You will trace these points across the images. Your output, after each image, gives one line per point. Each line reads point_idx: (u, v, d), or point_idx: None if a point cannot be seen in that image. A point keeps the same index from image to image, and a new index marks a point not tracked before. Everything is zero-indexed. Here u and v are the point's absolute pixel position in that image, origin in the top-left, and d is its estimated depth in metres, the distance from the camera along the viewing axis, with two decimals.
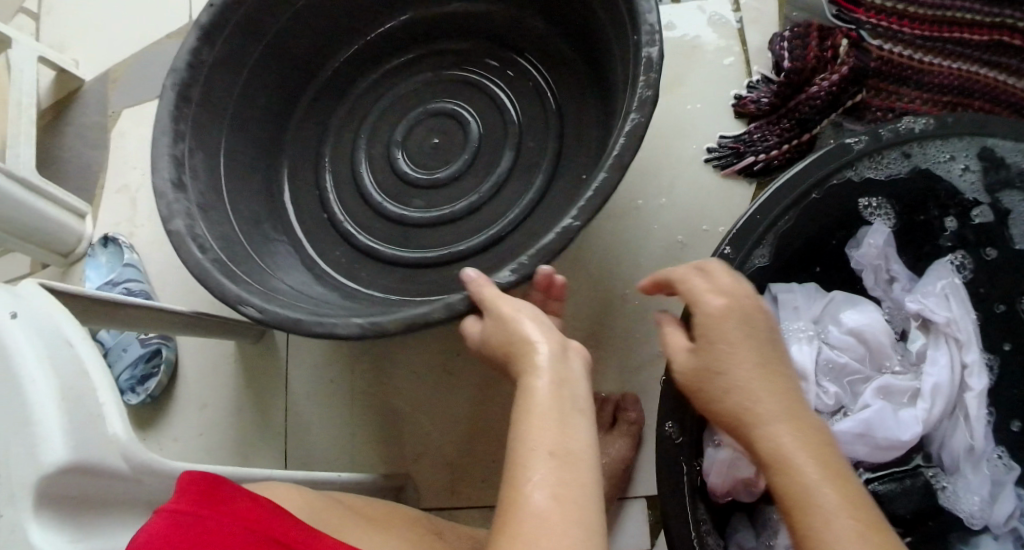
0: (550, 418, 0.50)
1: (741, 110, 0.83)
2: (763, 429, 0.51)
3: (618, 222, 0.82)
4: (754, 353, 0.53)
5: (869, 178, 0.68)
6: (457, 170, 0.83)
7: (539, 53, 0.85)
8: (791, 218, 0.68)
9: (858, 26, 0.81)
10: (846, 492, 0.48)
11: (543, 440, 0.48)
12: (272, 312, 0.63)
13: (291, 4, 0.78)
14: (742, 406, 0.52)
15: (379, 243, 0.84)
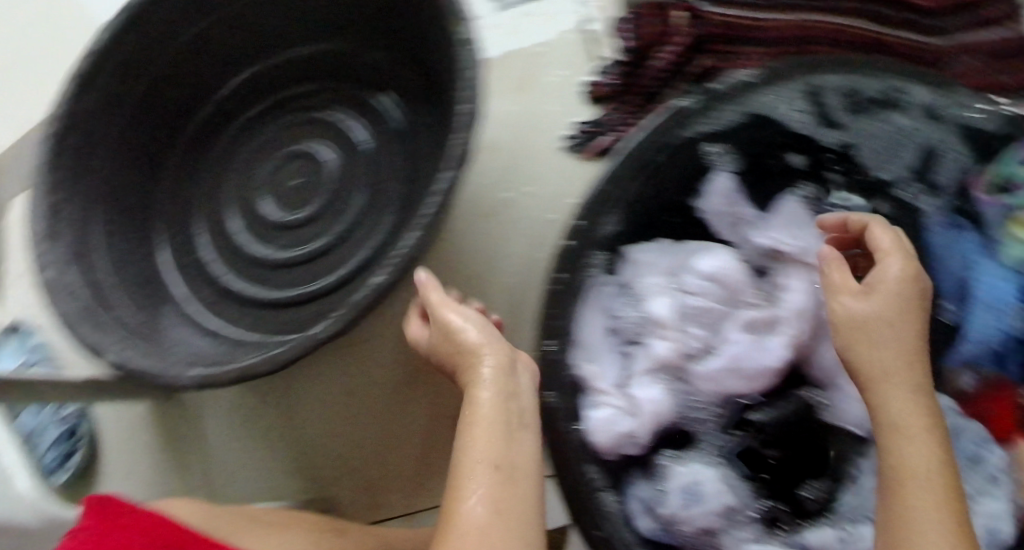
0: (493, 433, 0.57)
1: (592, 95, 0.83)
2: (896, 403, 0.62)
3: (491, 221, 0.83)
4: (910, 329, 0.64)
5: (710, 132, 0.72)
6: (314, 210, 0.87)
7: (383, 84, 0.89)
8: (640, 182, 0.71)
9: None
10: (948, 497, 0.58)
11: (485, 456, 0.55)
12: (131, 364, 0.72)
13: (142, 76, 0.82)
14: (884, 374, 0.62)
15: (255, 286, 0.87)
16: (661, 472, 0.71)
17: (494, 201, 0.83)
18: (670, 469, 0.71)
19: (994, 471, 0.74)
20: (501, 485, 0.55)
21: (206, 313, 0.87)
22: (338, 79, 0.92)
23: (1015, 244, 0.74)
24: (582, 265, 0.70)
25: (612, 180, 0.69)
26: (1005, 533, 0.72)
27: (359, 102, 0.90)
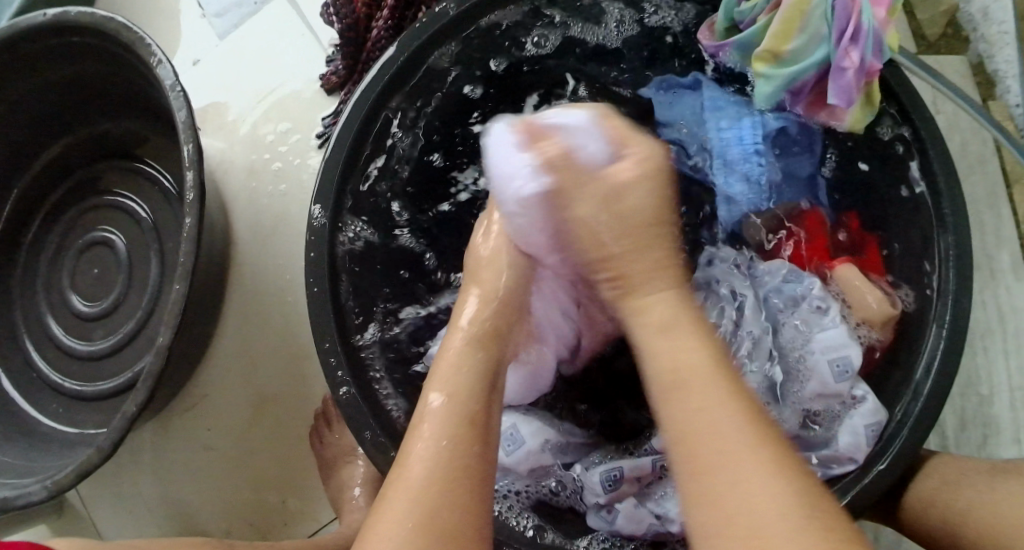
0: (459, 428, 0.54)
1: (328, 86, 0.87)
2: (682, 420, 0.51)
3: (278, 239, 0.86)
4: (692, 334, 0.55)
5: (423, 84, 0.71)
6: (119, 292, 0.88)
7: (148, 149, 0.91)
8: (371, 159, 0.69)
9: None
10: (776, 457, 0.48)
11: (433, 446, 0.53)
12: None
13: None
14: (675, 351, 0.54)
15: (83, 383, 0.88)
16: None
17: (274, 218, 0.87)
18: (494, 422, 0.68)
19: (815, 301, 0.67)
20: (458, 476, 0.52)
21: (50, 422, 0.87)
22: (111, 159, 0.93)
23: (760, 82, 0.69)
24: (339, 251, 0.67)
25: (333, 160, 0.66)
26: (852, 361, 0.63)
27: (131, 177, 0.92)
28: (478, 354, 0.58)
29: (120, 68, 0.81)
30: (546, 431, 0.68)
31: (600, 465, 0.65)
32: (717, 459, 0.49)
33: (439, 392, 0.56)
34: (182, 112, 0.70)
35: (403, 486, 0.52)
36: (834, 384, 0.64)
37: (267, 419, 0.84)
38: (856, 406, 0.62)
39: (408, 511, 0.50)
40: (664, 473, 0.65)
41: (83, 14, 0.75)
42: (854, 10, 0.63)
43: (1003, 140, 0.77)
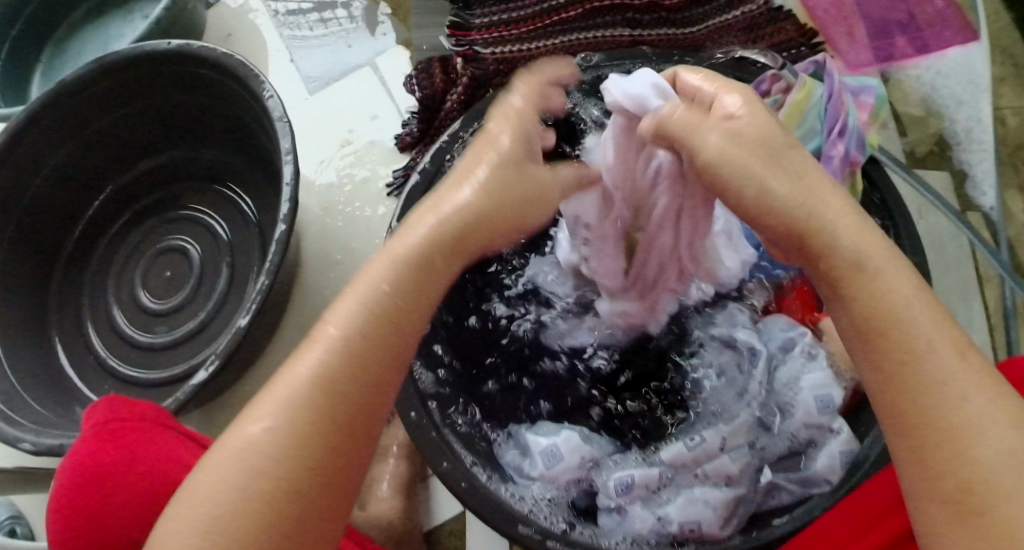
0: (263, 452, 0.52)
1: (401, 145, 0.99)
2: (919, 388, 0.50)
3: (340, 264, 0.97)
4: (908, 288, 0.52)
5: None
6: (188, 294, 0.98)
7: (230, 175, 1.02)
8: None
9: (472, 44, 0.97)
10: (1002, 420, 0.48)
11: (227, 473, 0.51)
12: (42, 442, 0.79)
13: (23, 195, 0.92)
14: (887, 314, 0.51)
15: (137, 371, 0.96)
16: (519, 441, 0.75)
17: (338, 246, 0.97)
18: (531, 440, 0.74)
19: (806, 348, 0.77)
20: (332, 438, 0.53)
21: (99, 400, 0.95)
22: (196, 180, 1.04)
23: None
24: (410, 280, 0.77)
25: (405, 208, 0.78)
26: (834, 398, 0.73)
27: (213, 198, 1.03)
28: (316, 412, 0.53)
29: (225, 102, 0.93)
30: (583, 447, 0.74)
31: (617, 471, 0.73)
32: (956, 416, 0.49)
33: (334, 337, 0.55)
34: (285, 140, 0.82)
35: (194, 497, 0.51)
36: (817, 417, 0.73)
37: None
38: (833, 437, 0.72)
39: (199, 513, 0.50)
40: (667, 481, 0.73)
41: (206, 49, 0.87)
42: (842, 112, 0.79)
43: (975, 243, 0.90)
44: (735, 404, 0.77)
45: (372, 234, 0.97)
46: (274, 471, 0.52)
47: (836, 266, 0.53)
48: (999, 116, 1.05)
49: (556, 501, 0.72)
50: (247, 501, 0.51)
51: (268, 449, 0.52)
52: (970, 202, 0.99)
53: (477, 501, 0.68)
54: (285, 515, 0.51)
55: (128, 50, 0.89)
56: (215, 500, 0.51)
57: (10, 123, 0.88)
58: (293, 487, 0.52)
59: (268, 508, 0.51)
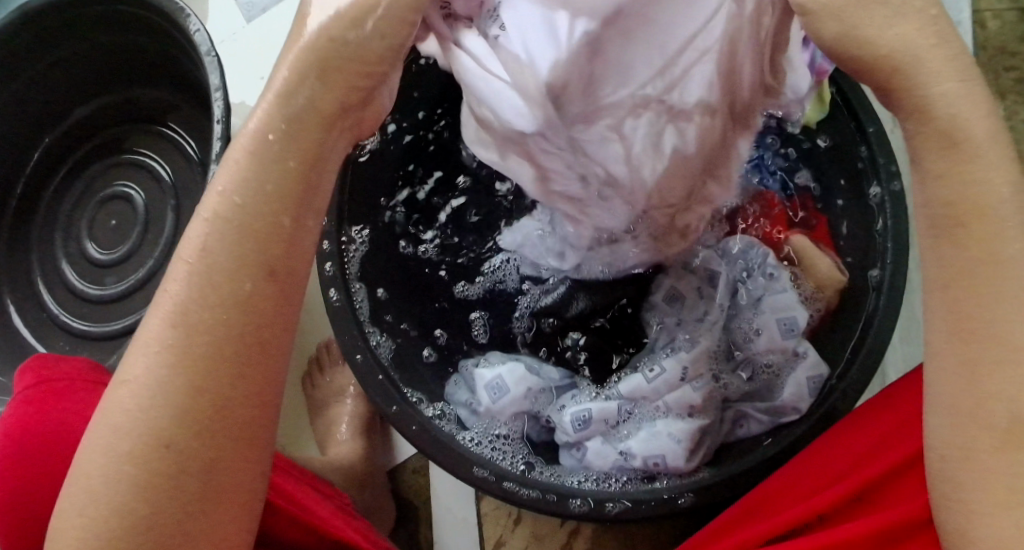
0: (138, 407, 0.46)
1: None
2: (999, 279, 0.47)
3: None
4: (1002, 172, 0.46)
5: None
6: (135, 243, 0.94)
7: (172, 114, 0.98)
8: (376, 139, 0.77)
9: None
10: None
11: (106, 438, 0.46)
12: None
13: None
14: (969, 195, 0.46)
15: (89, 324, 0.94)
16: (470, 378, 0.74)
17: None
18: (475, 375, 0.73)
19: (772, 268, 0.73)
20: (214, 398, 0.46)
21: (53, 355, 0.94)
22: (138, 122, 1.00)
23: None
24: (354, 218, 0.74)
25: None
26: (799, 322, 0.71)
27: (156, 140, 0.99)
28: (181, 360, 0.46)
29: (156, 37, 0.89)
30: (528, 379, 0.73)
31: (574, 406, 0.72)
32: (1018, 336, 0.46)
33: (181, 265, 0.47)
34: (215, 74, 0.80)
35: (81, 464, 0.47)
36: (781, 341, 0.71)
37: None
38: (800, 361, 0.70)
39: (86, 484, 0.46)
40: (628, 414, 0.72)
41: None
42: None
43: None
44: (697, 328, 0.75)
45: None
46: (161, 426, 0.46)
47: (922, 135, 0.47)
48: (983, 15, 0.99)
49: (510, 436, 0.71)
50: (138, 458, 0.46)
51: (136, 405, 0.46)
52: None
53: (429, 445, 0.66)
54: (188, 460, 0.46)
55: None
56: (101, 468, 0.46)
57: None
58: (173, 461, 0.46)
59: (167, 461, 0.46)
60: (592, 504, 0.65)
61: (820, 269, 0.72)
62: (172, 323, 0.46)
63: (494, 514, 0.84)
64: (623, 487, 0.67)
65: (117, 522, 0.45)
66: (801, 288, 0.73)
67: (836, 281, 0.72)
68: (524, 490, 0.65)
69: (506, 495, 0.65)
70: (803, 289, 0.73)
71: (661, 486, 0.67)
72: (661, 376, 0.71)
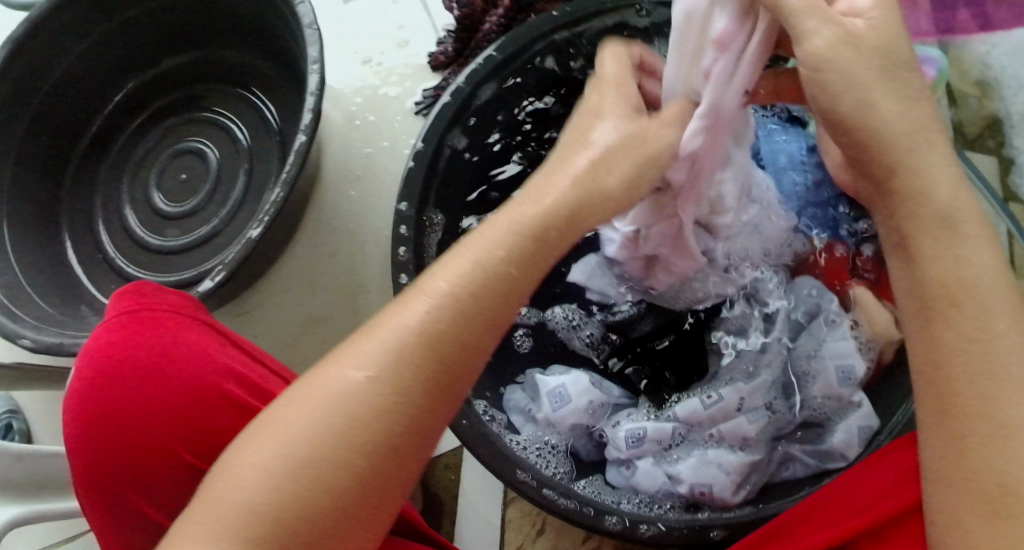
0: (370, 405, 0.48)
1: (433, 63, 0.95)
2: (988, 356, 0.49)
3: (359, 184, 0.93)
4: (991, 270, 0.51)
5: (513, 84, 0.80)
6: (202, 200, 0.95)
7: (255, 78, 0.98)
8: (460, 135, 0.79)
9: None
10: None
11: (324, 424, 0.47)
12: (42, 341, 0.78)
13: (42, 85, 0.90)
14: (956, 277, 0.51)
15: (144, 273, 0.95)
16: (532, 384, 0.75)
17: (360, 164, 0.94)
18: (539, 382, 0.74)
19: (833, 316, 0.75)
20: (428, 420, 0.49)
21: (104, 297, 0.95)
22: (220, 81, 1.01)
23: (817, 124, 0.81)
24: (426, 212, 0.77)
25: (429, 137, 0.76)
26: (856, 370, 0.72)
27: (235, 102, 0.99)
28: (422, 377, 0.49)
29: (256, 3, 0.90)
30: (592, 392, 0.74)
31: (628, 422, 0.74)
32: (1001, 414, 0.48)
33: (431, 296, 0.50)
34: (314, 48, 0.81)
35: (282, 437, 0.47)
36: (837, 388, 0.72)
37: (316, 341, 0.88)
38: (852, 410, 0.71)
39: (283, 457, 0.46)
40: (679, 440, 0.74)
41: None
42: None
43: (1016, 235, 0.87)
44: (756, 362, 0.75)
45: (394, 153, 0.94)
46: (362, 433, 0.47)
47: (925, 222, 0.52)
48: None
49: (559, 444, 0.73)
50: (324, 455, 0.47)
51: (364, 403, 0.48)
52: (1013, 191, 0.96)
53: (479, 440, 0.67)
54: (387, 474, 0.48)
55: None
56: (288, 449, 0.46)
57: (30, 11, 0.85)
58: (376, 465, 0.48)
59: (343, 475, 0.47)
60: (626, 524, 0.65)
61: (877, 318, 0.73)
62: (426, 342, 0.49)
63: (519, 521, 0.85)
64: (664, 512, 0.69)
65: (272, 512, 0.45)
66: (858, 337, 0.73)
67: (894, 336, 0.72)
68: (562, 499, 0.66)
69: (543, 500, 0.66)
70: (859, 335, 0.74)
71: (702, 516, 0.68)
72: (717, 404, 0.73)
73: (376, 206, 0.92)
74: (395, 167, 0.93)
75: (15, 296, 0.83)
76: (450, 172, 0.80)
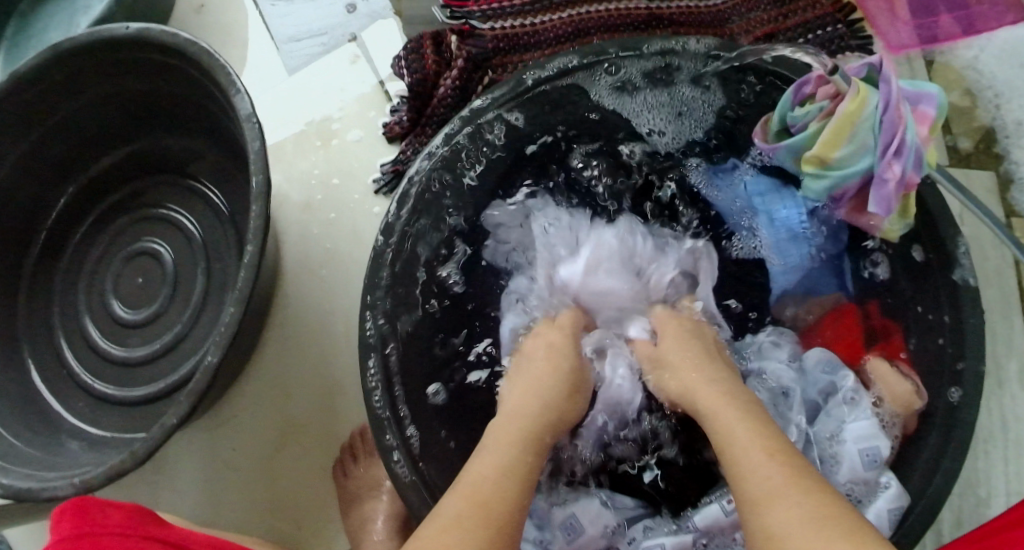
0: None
1: (390, 134, 0.91)
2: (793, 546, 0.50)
3: (325, 273, 0.88)
4: (781, 468, 0.54)
5: (481, 151, 0.75)
6: (161, 305, 0.92)
7: (206, 168, 0.94)
8: (426, 215, 0.72)
9: (468, 17, 0.88)
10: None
11: None
12: (10, 485, 0.73)
13: None
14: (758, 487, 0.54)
15: (112, 387, 0.91)
16: (540, 512, 0.71)
17: (322, 254, 0.89)
18: (549, 512, 0.71)
19: (850, 394, 0.71)
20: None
21: (67, 414, 0.89)
22: (168, 175, 0.97)
23: (809, 180, 0.73)
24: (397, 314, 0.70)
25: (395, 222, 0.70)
26: (881, 452, 0.68)
27: (189, 199, 0.95)
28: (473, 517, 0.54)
29: (193, 91, 0.84)
30: (603, 515, 0.70)
31: (646, 538, 0.70)
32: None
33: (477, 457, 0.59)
34: (255, 141, 0.73)
35: None
36: (864, 472, 0.67)
37: (296, 445, 0.84)
38: (882, 492, 0.66)
39: None
40: (703, 545, 0.69)
41: (166, 34, 0.77)
42: (901, 127, 0.66)
43: (1023, 259, 0.82)
44: None
45: (358, 236, 0.89)
46: None
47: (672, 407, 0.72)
48: None
49: None
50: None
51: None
52: (1013, 204, 0.90)
53: None
54: None
55: (83, 38, 0.79)
56: None
57: None
58: None
59: None
60: None
61: (899, 390, 0.69)
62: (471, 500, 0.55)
63: None
64: None
65: None
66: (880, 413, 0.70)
67: (914, 403, 0.68)
68: None
69: None
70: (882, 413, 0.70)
71: None
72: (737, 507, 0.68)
73: (342, 293, 0.87)
74: (358, 251, 0.89)
75: None
76: (416, 266, 0.73)
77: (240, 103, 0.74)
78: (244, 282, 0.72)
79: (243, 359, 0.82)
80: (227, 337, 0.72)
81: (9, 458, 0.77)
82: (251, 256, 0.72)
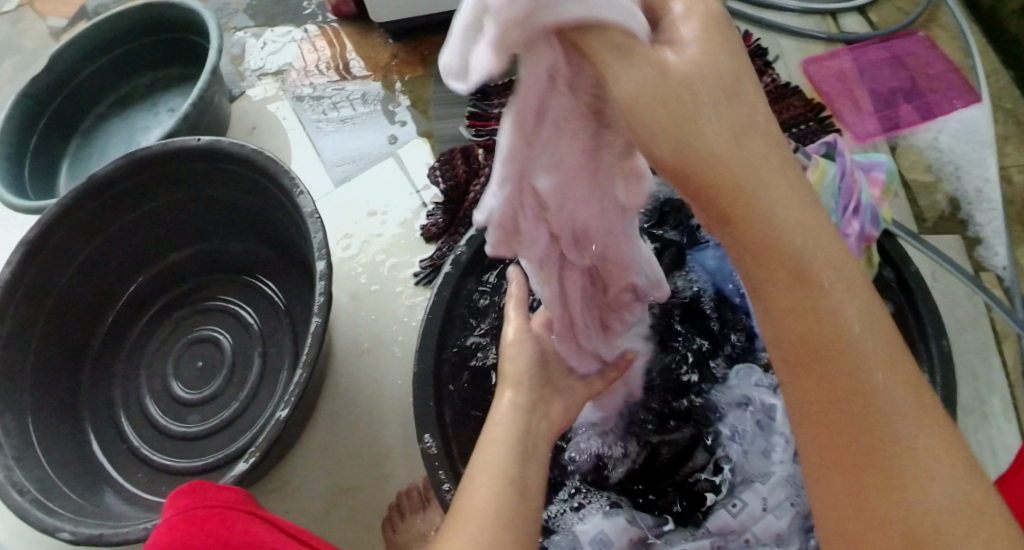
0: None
1: (426, 235, 1.01)
2: (884, 424, 0.48)
3: (369, 351, 0.97)
4: (878, 339, 0.49)
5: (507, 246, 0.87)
6: (218, 386, 1.00)
7: (261, 267, 1.05)
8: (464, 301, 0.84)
9: (491, 134, 1.04)
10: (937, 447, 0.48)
11: None
12: (81, 532, 0.80)
13: (60, 281, 0.94)
14: (849, 351, 0.48)
15: (169, 459, 0.98)
16: (570, 536, 0.78)
17: (368, 334, 0.98)
18: (578, 531, 0.78)
19: None
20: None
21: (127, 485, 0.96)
22: (227, 274, 1.08)
23: None
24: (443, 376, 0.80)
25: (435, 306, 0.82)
26: None
27: (245, 293, 1.06)
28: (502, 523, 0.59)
29: (253, 196, 0.97)
30: (627, 529, 0.77)
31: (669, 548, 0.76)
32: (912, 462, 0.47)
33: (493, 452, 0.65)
34: (318, 234, 0.85)
35: None
36: None
37: (345, 505, 0.90)
38: None
39: None
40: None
41: (234, 146, 0.90)
42: (855, 191, 0.80)
43: (993, 306, 0.92)
44: (768, 464, 0.79)
45: (399, 318, 0.99)
46: None
47: (716, 187, 0.47)
48: (1006, 175, 1.04)
49: None
50: None
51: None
52: (982, 262, 0.99)
53: None
54: None
55: (158, 148, 0.92)
56: None
57: (42, 215, 0.91)
58: None
59: None
60: None
61: None
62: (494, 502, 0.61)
63: None
64: None
65: None
66: None
67: None
68: None
69: None
70: None
71: None
72: (744, 511, 0.76)
73: (385, 368, 0.96)
74: (399, 330, 0.98)
75: (47, 486, 0.85)
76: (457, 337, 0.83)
77: (303, 202, 0.87)
78: (309, 352, 0.83)
79: (299, 426, 0.90)
80: (294, 400, 0.81)
81: (80, 514, 0.84)
82: (318, 326, 0.83)
